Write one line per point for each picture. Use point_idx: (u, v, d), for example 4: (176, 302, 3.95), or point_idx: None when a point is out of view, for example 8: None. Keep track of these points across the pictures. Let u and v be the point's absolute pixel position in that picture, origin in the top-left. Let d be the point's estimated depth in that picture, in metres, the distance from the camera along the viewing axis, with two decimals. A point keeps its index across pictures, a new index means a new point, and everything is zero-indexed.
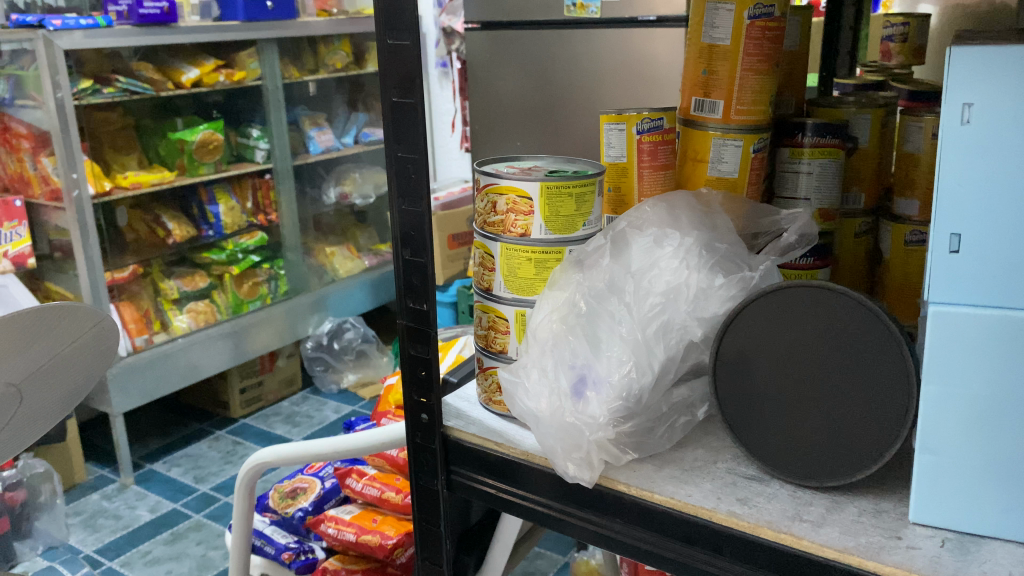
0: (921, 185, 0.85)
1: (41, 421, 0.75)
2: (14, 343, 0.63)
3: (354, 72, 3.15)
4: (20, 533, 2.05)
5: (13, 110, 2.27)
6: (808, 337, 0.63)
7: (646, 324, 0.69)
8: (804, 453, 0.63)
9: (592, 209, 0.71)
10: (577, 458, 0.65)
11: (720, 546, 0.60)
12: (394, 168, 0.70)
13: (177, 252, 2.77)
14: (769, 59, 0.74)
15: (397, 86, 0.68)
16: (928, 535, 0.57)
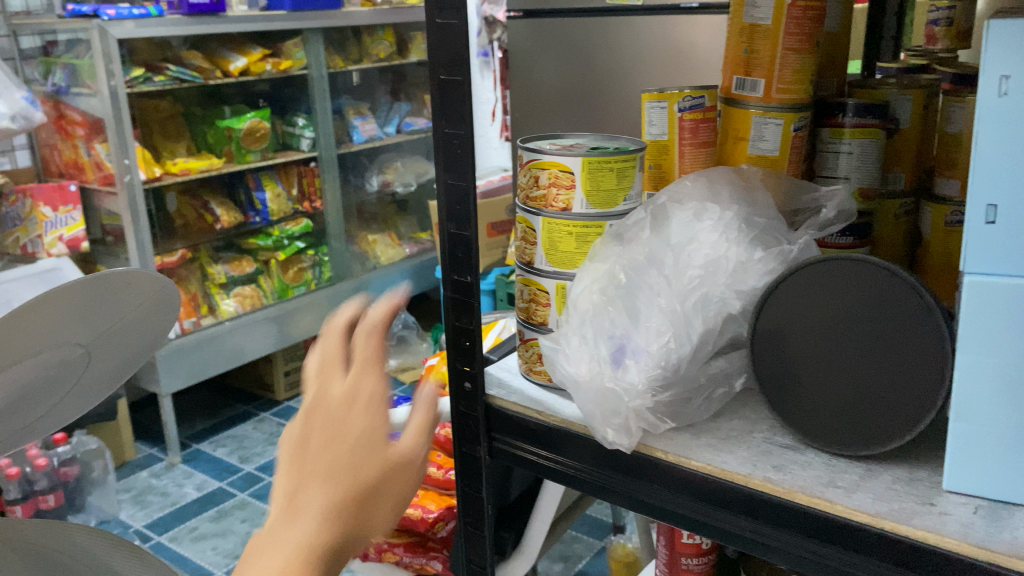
0: (961, 166, 0.84)
1: (110, 377, 0.79)
2: (82, 307, 0.67)
3: (397, 62, 3.19)
4: (74, 506, 2.17)
5: (69, 98, 2.34)
6: (843, 309, 0.64)
7: (685, 296, 0.71)
8: (836, 423, 0.64)
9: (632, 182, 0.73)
10: (616, 424, 0.67)
11: (754, 511, 0.62)
12: (441, 144, 0.73)
13: (225, 237, 2.84)
14: (811, 38, 0.73)
15: (445, 64, 0.70)
16: (962, 502, 0.58)
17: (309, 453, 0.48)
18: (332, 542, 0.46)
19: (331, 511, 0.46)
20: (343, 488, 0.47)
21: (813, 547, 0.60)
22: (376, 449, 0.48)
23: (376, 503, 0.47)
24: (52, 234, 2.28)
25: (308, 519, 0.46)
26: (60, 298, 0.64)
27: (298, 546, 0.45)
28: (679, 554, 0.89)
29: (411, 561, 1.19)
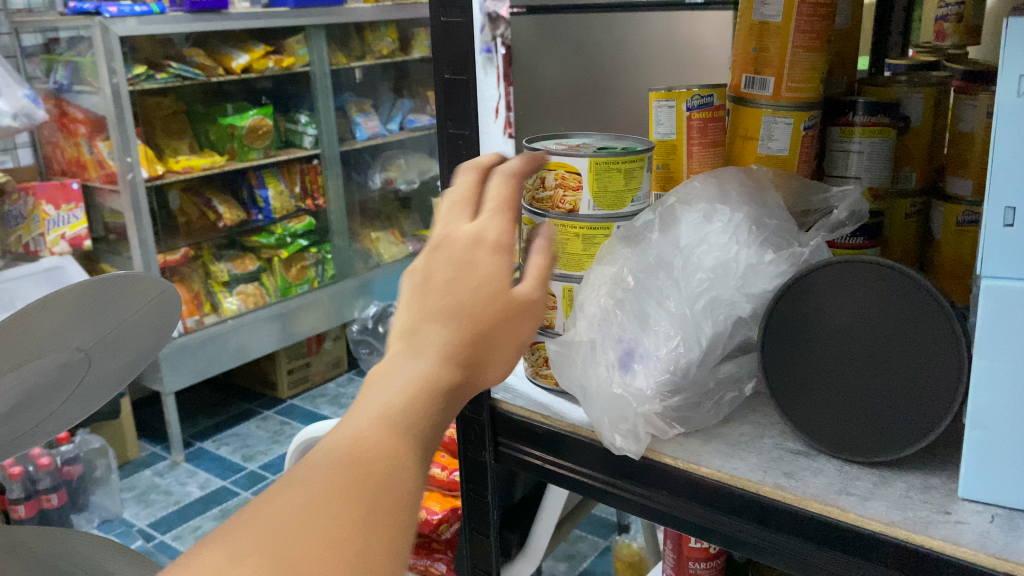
0: (974, 165, 0.83)
1: (112, 381, 0.78)
2: (82, 311, 0.66)
3: (400, 58, 3.18)
4: (77, 505, 2.14)
5: (71, 96, 2.34)
6: (857, 311, 0.63)
7: (694, 299, 0.70)
8: (850, 429, 0.63)
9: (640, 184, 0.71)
10: (625, 429, 0.66)
11: (766, 518, 0.61)
12: (446, 144, 0.72)
13: (227, 235, 2.83)
14: (821, 36, 0.72)
15: (450, 63, 0.69)
16: (978, 510, 0.57)
17: (436, 288, 0.46)
18: (450, 385, 0.45)
19: (450, 355, 0.45)
20: (466, 328, 0.46)
21: (826, 556, 0.59)
22: (501, 292, 0.47)
23: (491, 351, 0.47)
24: (55, 232, 2.28)
25: (428, 359, 0.45)
26: (60, 303, 0.63)
27: (419, 386, 0.44)
28: (686, 558, 0.88)
29: (416, 563, 1.18)
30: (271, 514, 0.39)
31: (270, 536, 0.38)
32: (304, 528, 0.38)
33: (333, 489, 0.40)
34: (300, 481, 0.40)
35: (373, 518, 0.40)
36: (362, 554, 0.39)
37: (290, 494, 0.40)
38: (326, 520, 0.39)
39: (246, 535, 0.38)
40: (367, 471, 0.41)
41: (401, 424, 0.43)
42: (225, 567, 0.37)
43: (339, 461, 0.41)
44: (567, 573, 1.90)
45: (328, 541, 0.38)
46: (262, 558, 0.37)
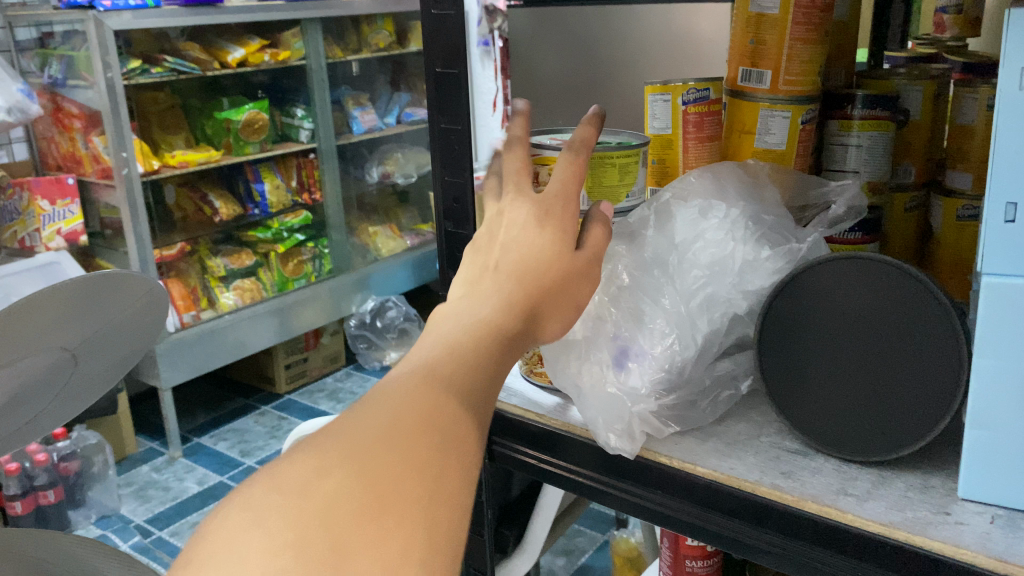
0: (974, 159, 0.82)
1: (99, 380, 0.78)
2: (69, 312, 0.65)
3: (397, 52, 3.16)
4: (75, 501, 2.14)
5: (66, 91, 2.32)
6: (857, 308, 0.62)
7: (690, 297, 0.69)
8: (846, 429, 0.62)
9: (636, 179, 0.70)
10: (619, 429, 0.65)
11: (762, 520, 0.60)
12: (438, 139, 0.71)
13: (224, 230, 2.82)
14: (819, 28, 0.71)
15: (441, 56, 0.67)
16: (978, 511, 0.56)
17: (502, 247, 0.52)
18: (510, 337, 0.49)
19: (508, 309, 0.49)
20: (531, 278, 0.51)
21: (823, 557, 0.58)
22: (565, 250, 0.53)
23: (547, 313, 0.51)
24: (49, 228, 2.25)
25: (491, 307, 0.49)
26: (46, 305, 0.62)
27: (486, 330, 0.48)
28: (683, 556, 0.87)
29: None
30: (354, 435, 0.40)
31: (355, 453, 0.39)
32: (386, 448, 0.40)
33: (411, 419, 0.42)
34: (378, 409, 0.42)
35: (447, 449, 0.41)
36: (439, 477, 0.40)
37: (369, 421, 0.41)
38: (404, 444, 0.40)
39: (332, 450, 0.39)
40: (440, 405, 0.43)
41: (468, 366, 0.46)
42: (313, 477, 0.38)
43: (413, 394, 0.43)
44: (565, 568, 1.89)
45: (408, 463, 0.40)
46: (349, 472, 0.38)
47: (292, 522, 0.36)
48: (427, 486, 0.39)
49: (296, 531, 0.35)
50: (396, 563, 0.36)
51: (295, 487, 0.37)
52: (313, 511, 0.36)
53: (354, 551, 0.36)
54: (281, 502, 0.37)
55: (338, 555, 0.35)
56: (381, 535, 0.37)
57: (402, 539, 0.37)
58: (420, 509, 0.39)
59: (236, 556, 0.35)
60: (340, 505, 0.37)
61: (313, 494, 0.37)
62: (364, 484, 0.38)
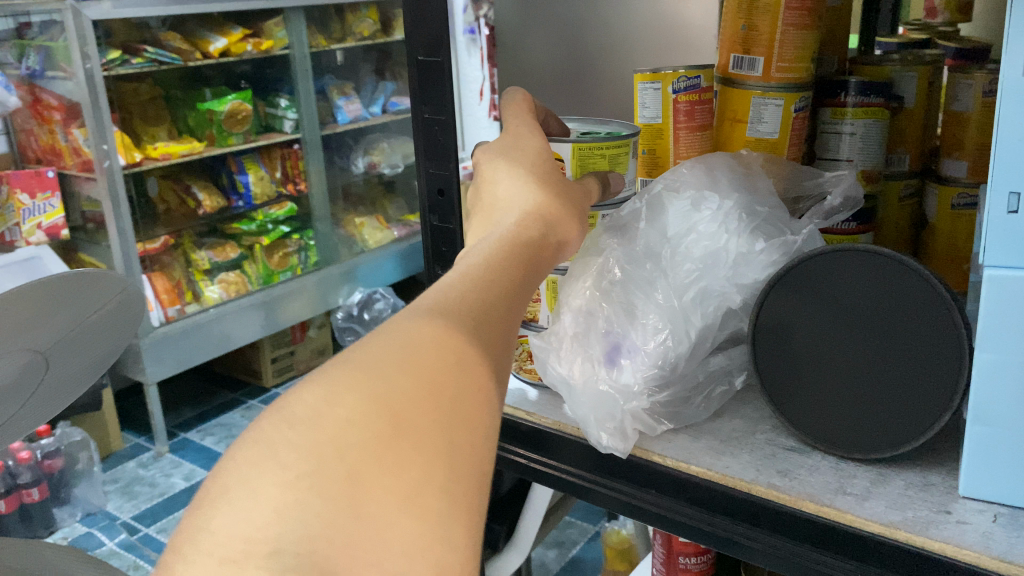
0: (969, 146, 0.80)
1: (73, 382, 0.76)
2: (38, 315, 0.63)
3: (381, 40, 3.12)
4: (59, 499, 2.11)
5: (45, 82, 2.28)
6: (857, 298, 0.60)
7: (683, 290, 0.68)
8: (842, 426, 0.61)
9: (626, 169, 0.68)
10: (610, 427, 0.64)
11: (758, 518, 0.59)
12: (421, 130, 0.68)
13: (208, 223, 2.79)
14: (812, 13, 0.69)
15: (423, 44, 0.65)
16: (981, 510, 0.54)
17: (492, 189, 0.50)
18: (533, 246, 0.45)
19: (524, 225, 0.46)
20: (542, 199, 0.49)
21: (821, 558, 0.57)
22: (554, 178, 0.51)
23: (560, 225, 0.48)
24: (30, 222, 2.22)
25: (506, 226, 0.46)
26: (12, 309, 0.59)
27: (505, 241, 0.44)
28: (676, 553, 0.86)
29: None
30: (363, 356, 0.33)
31: (368, 374, 0.32)
32: (402, 369, 0.33)
33: (428, 337, 0.35)
34: (389, 330, 0.35)
35: (471, 364, 0.35)
36: (463, 400, 0.34)
37: (380, 341, 0.34)
38: (423, 364, 0.33)
39: (337, 373, 0.32)
40: (459, 320, 0.36)
41: (489, 278, 0.40)
42: (318, 404, 0.31)
43: (429, 311, 0.36)
44: (556, 560, 1.88)
45: (428, 384, 0.33)
46: (361, 395, 0.31)
47: (301, 457, 0.29)
48: (451, 409, 0.33)
49: (309, 464, 0.29)
50: (419, 498, 0.31)
51: (300, 418, 0.31)
52: (322, 444, 0.30)
53: (373, 489, 0.30)
54: (285, 436, 0.30)
55: (357, 492, 0.30)
56: (403, 465, 0.31)
57: (425, 471, 0.31)
58: (444, 436, 0.32)
59: (245, 496, 0.29)
60: (354, 434, 0.30)
61: (322, 423, 0.30)
62: (380, 411, 0.31)
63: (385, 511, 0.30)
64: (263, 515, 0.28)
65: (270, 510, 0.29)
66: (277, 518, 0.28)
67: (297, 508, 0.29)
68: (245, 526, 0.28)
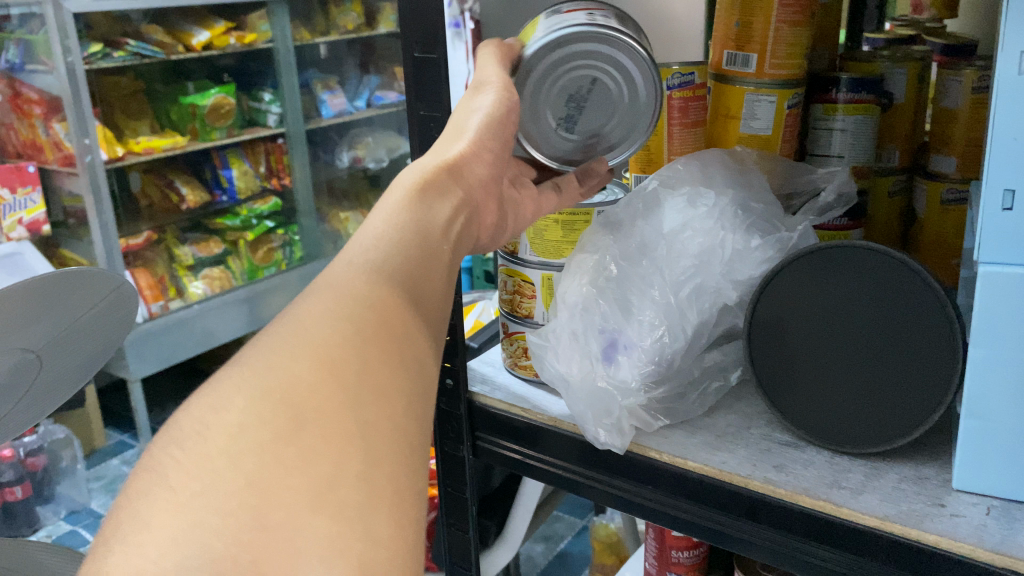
0: (958, 142, 0.81)
1: (66, 381, 0.75)
2: (28, 315, 0.62)
3: (366, 34, 3.06)
4: (43, 497, 2.09)
5: (25, 76, 2.25)
6: (846, 296, 0.61)
7: (679, 287, 0.68)
8: (833, 419, 0.62)
9: (533, 33, 0.62)
10: (608, 424, 0.64)
11: (755, 514, 0.59)
12: (416, 126, 0.68)
13: (190, 218, 2.77)
14: (806, 10, 0.69)
15: (419, 40, 0.65)
16: (974, 502, 0.55)
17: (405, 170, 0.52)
18: (424, 224, 0.48)
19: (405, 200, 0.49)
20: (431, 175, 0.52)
21: (818, 551, 0.57)
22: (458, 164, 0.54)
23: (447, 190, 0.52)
24: (11, 217, 2.21)
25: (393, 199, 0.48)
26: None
27: (396, 197, 0.48)
28: (669, 547, 0.86)
29: None
30: (252, 355, 0.36)
31: (260, 374, 0.35)
32: (294, 357, 0.36)
33: (319, 321, 0.38)
34: (285, 325, 0.38)
35: (369, 337, 0.39)
36: (367, 375, 0.37)
37: (272, 336, 0.37)
38: (320, 350, 0.37)
39: (229, 380, 0.35)
40: (351, 306, 0.40)
41: (377, 242, 0.45)
42: (209, 414, 0.33)
43: (321, 297, 0.40)
44: (544, 554, 1.89)
45: (328, 369, 0.36)
46: (255, 394, 0.34)
47: (196, 476, 0.31)
48: (357, 385, 0.37)
49: (204, 481, 0.31)
50: (331, 491, 0.33)
51: (186, 437, 0.33)
52: (217, 454, 0.32)
53: (278, 487, 0.32)
54: (174, 457, 0.32)
55: (264, 491, 0.32)
56: (309, 460, 0.33)
57: (338, 460, 0.34)
58: (352, 418, 0.35)
59: (135, 528, 0.30)
60: (247, 436, 0.33)
61: (214, 432, 0.33)
62: (276, 406, 0.34)
63: (301, 507, 0.32)
64: (156, 545, 0.29)
65: (165, 535, 0.30)
66: (177, 540, 0.30)
67: (196, 528, 0.30)
68: (138, 557, 0.29)
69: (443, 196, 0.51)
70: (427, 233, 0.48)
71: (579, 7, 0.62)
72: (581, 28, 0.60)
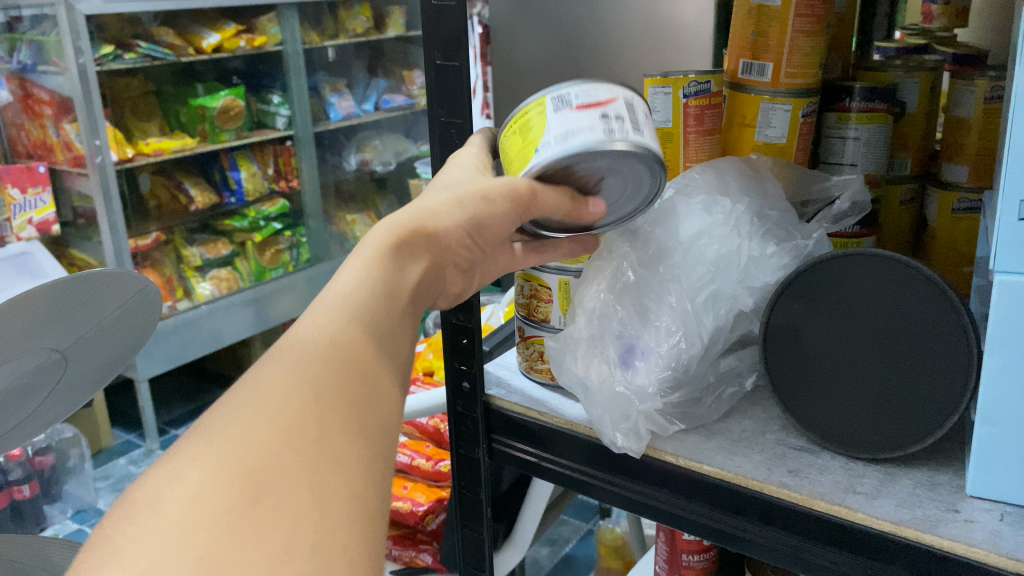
0: (970, 152, 0.81)
1: (90, 378, 0.77)
2: (56, 315, 0.63)
3: (374, 38, 3.10)
4: (50, 496, 2.10)
5: (36, 76, 2.26)
6: (865, 304, 0.61)
7: (695, 293, 0.70)
8: (850, 426, 0.62)
9: (545, 128, 0.54)
10: (625, 428, 0.65)
11: (770, 517, 0.60)
12: (437, 132, 0.69)
13: (199, 219, 2.79)
14: (821, 20, 0.70)
15: (441, 48, 0.66)
16: (988, 508, 0.56)
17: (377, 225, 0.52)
18: (390, 290, 0.49)
19: (378, 259, 0.50)
20: (401, 237, 0.52)
21: (834, 556, 0.58)
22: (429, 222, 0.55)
23: (414, 252, 0.53)
24: (21, 216, 2.22)
25: (365, 256, 0.50)
26: (28, 310, 0.60)
27: (366, 256, 0.50)
28: (679, 551, 0.87)
29: (401, 554, 1.20)
30: (210, 424, 0.37)
31: (218, 446, 0.36)
32: (251, 427, 0.37)
33: (282, 385, 0.40)
34: (248, 388, 0.39)
35: (330, 400, 0.40)
36: (328, 438, 0.38)
37: (235, 402, 0.39)
38: (278, 418, 0.38)
39: (187, 452, 0.36)
40: (319, 367, 0.41)
41: (344, 299, 0.46)
42: (163, 489, 0.35)
43: (287, 357, 0.41)
44: (549, 558, 1.90)
45: (284, 436, 0.37)
46: (211, 466, 0.35)
47: (148, 551, 0.32)
48: (313, 454, 0.37)
49: (166, 551, 0.32)
50: (283, 565, 0.33)
51: (140, 511, 0.34)
52: (170, 530, 0.33)
53: (230, 563, 0.32)
54: (125, 532, 0.33)
55: (212, 566, 0.32)
56: (260, 531, 0.34)
57: (291, 532, 0.34)
58: (309, 488, 0.36)
59: None
60: (203, 507, 0.34)
61: (168, 507, 0.34)
62: (230, 477, 0.35)
63: None
64: None
65: None
66: None
67: None
68: None
69: (414, 258, 0.53)
70: (394, 295, 0.49)
71: (596, 101, 0.54)
72: (598, 149, 0.53)
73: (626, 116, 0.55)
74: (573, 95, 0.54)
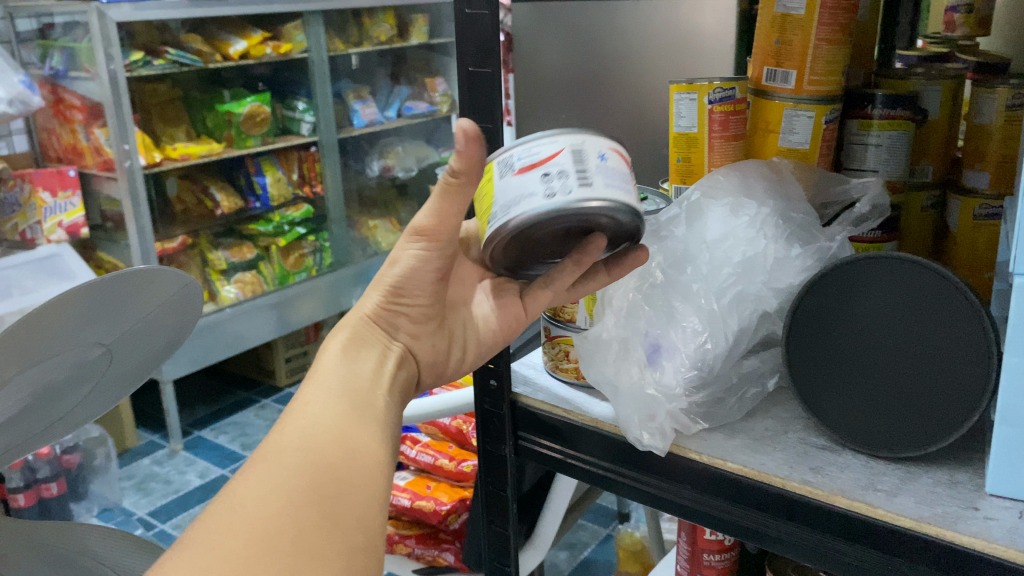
0: (991, 159, 0.82)
1: (132, 373, 0.79)
2: (103, 310, 0.66)
3: (397, 45, 3.13)
4: (77, 494, 2.13)
5: (67, 82, 2.30)
6: (886, 307, 0.63)
7: (722, 294, 0.72)
8: (872, 426, 0.63)
9: (496, 194, 0.58)
10: (652, 427, 0.67)
11: (792, 513, 0.61)
12: (468, 137, 0.71)
13: (224, 223, 2.83)
14: (844, 29, 0.72)
15: (473, 54, 0.68)
16: (1006, 506, 0.57)
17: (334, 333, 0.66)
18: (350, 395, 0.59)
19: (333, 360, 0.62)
20: (344, 335, 0.65)
21: (853, 552, 0.59)
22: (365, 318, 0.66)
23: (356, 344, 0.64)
24: (51, 220, 2.25)
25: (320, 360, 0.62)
26: (77, 305, 0.62)
27: (322, 362, 0.62)
28: (701, 550, 0.88)
29: (424, 553, 1.20)
30: (196, 537, 0.46)
31: (200, 556, 0.45)
32: (228, 534, 0.46)
33: (256, 495, 0.48)
34: (228, 497, 0.48)
35: (301, 501, 0.49)
36: (300, 538, 0.47)
37: (217, 513, 0.47)
38: (254, 525, 0.46)
39: (174, 562, 0.45)
40: (286, 475, 0.50)
41: (307, 409, 0.55)
42: None
43: (261, 469, 0.50)
44: (567, 562, 1.91)
45: (263, 537, 0.46)
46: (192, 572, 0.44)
47: None
48: (291, 550, 0.46)
49: None
50: None
51: None
52: None
53: None
54: None
55: None
56: None
57: None
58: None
59: None
60: None
61: None
62: None
63: None
64: None
65: None
66: None
67: None
68: None
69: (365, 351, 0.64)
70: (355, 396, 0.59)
71: (538, 159, 0.55)
72: (536, 211, 0.54)
73: (570, 168, 0.55)
74: (517, 158, 0.57)
